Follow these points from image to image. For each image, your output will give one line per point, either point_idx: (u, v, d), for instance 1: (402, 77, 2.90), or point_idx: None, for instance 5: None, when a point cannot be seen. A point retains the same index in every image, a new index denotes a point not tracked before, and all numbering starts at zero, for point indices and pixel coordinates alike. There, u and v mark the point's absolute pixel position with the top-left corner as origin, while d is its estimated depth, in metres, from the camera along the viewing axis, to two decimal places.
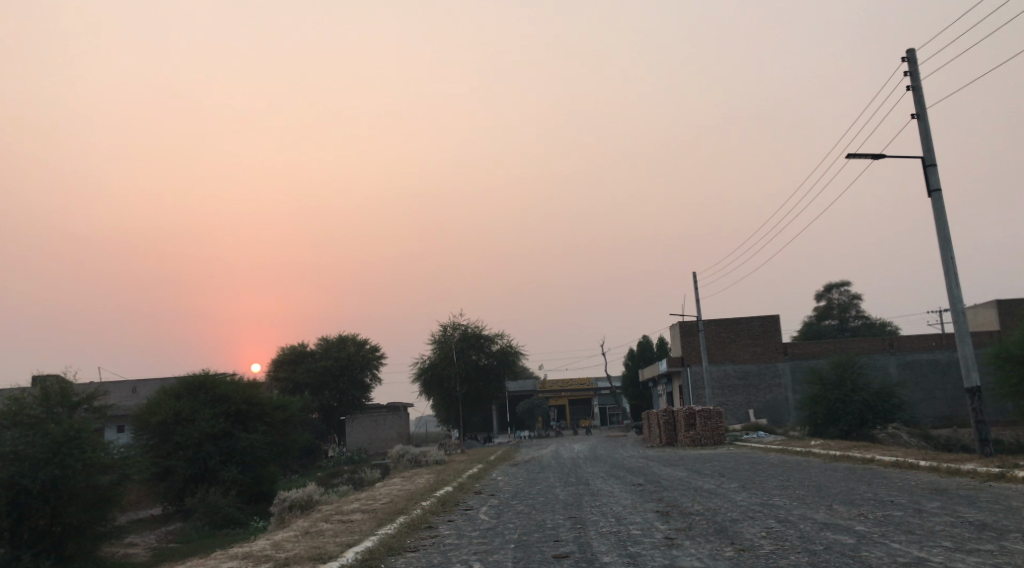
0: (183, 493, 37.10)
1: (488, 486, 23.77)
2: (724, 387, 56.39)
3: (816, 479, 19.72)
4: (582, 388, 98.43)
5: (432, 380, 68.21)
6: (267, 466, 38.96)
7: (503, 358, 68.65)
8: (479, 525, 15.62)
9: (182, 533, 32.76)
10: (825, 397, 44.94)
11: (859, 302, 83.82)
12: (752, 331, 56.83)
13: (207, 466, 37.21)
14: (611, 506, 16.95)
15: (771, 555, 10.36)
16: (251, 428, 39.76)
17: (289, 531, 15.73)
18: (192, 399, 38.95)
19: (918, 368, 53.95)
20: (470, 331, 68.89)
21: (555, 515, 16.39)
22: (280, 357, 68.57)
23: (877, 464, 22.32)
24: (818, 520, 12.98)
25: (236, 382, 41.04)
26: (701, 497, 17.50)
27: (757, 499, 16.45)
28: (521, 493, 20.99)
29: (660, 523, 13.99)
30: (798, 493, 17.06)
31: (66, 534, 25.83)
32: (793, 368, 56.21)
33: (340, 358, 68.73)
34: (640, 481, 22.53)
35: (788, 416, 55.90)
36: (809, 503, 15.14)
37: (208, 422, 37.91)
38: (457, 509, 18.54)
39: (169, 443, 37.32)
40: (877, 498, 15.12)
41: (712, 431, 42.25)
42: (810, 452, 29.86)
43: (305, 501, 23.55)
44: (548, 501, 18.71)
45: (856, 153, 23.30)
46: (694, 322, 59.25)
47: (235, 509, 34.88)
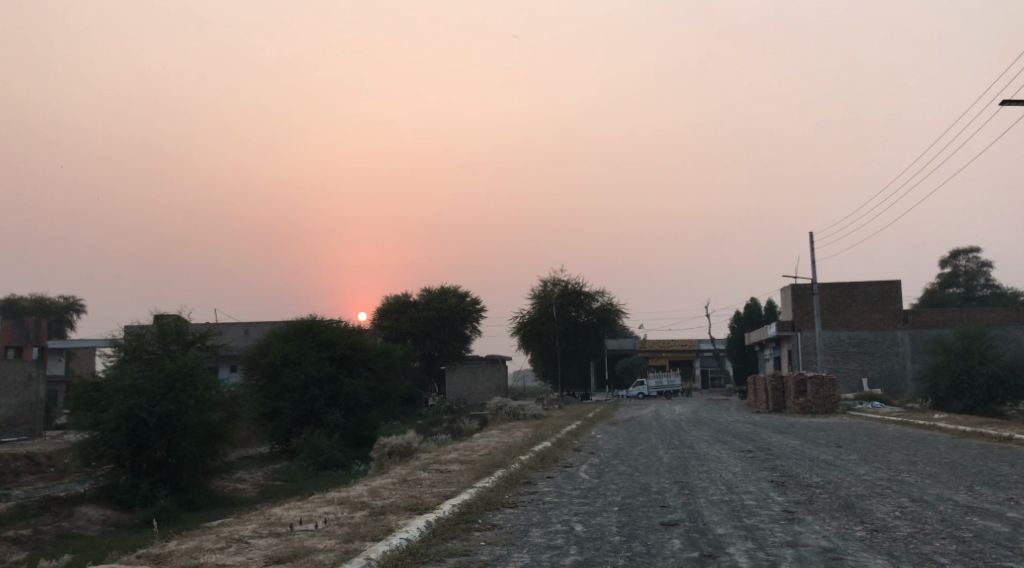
0: (289, 434, 37.65)
1: (589, 443, 22.97)
2: (837, 353, 54.03)
3: (947, 456, 18.23)
4: (684, 349, 96.50)
5: (531, 335, 67.69)
6: (371, 412, 39.13)
7: (603, 316, 67.38)
8: (581, 484, 14.82)
9: (287, 471, 33.20)
10: (949, 368, 42.38)
11: (988, 270, 79.19)
12: (870, 296, 54.16)
13: (313, 408, 37.59)
14: (720, 473, 15.93)
15: (913, 541, 9.22)
16: (355, 373, 39.98)
17: (386, 478, 15.21)
18: (299, 342, 39.33)
19: None
20: (570, 288, 67.76)
21: (659, 479, 15.43)
22: (384, 305, 69.24)
23: (1016, 443, 20.58)
24: (959, 502, 11.73)
25: (342, 328, 41.21)
26: (819, 468, 16.29)
27: (883, 474, 15.14)
28: (623, 453, 20.11)
29: (777, 494, 12.88)
30: (930, 470, 15.70)
31: (180, 466, 26.30)
32: (913, 337, 53.40)
33: (442, 309, 68.88)
34: (749, 447, 21.37)
35: (905, 387, 53.27)
36: (945, 482, 13.81)
37: (314, 366, 38.23)
38: (557, 465, 17.79)
39: (276, 384, 37.87)
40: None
41: (824, 399, 40.41)
42: (934, 426, 28.04)
43: (404, 448, 23.22)
44: (652, 463, 17.75)
45: (1010, 101, 21.24)
46: (807, 285, 56.84)
47: (338, 451, 35.14)
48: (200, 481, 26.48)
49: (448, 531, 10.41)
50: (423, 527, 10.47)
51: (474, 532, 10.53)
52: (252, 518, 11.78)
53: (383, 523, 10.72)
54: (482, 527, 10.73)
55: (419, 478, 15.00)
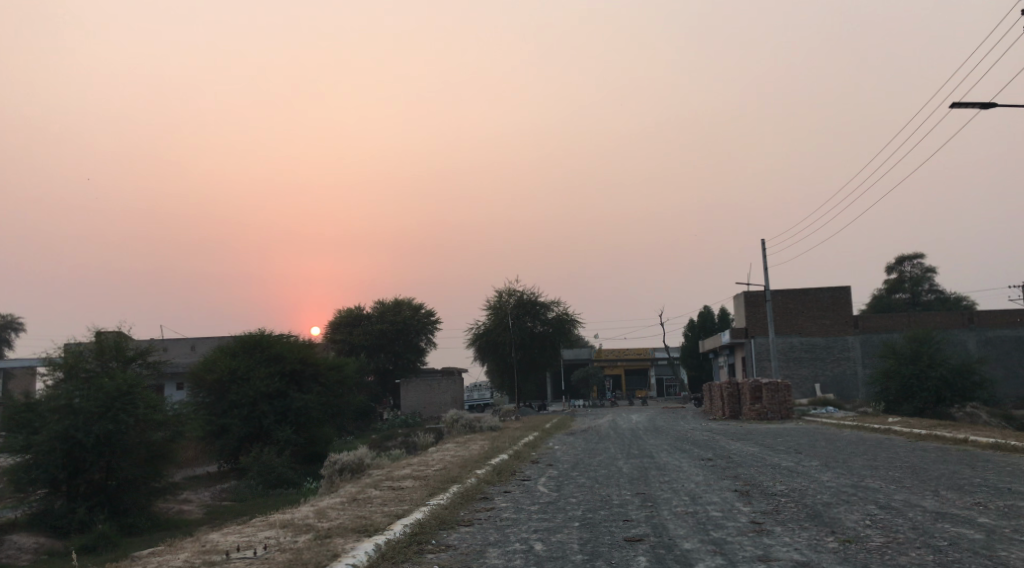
0: (238, 452, 36.56)
1: (546, 455, 22.43)
2: (790, 360, 54.25)
3: (907, 460, 18.04)
4: (639, 358, 96.63)
5: (487, 346, 67.03)
6: (322, 428, 38.18)
7: (559, 326, 67.12)
8: (539, 498, 14.28)
9: (236, 491, 32.22)
10: (899, 372, 42.67)
11: (933, 276, 80.50)
12: (821, 302, 54.50)
13: (262, 425, 36.58)
14: (682, 483, 15.50)
15: (890, 553, 8.82)
16: (306, 389, 38.96)
17: (334, 498, 14.49)
18: (247, 358, 38.27)
19: (998, 344, 51.29)
20: (526, 298, 67.43)
21: (621, 491, 14.92)
22: (337, 318, 68.13)
23: (972, 445, 20.53)
24: (928, 508, 11.44)
25: (292, 342, 40.24)
26: (782, 476, 15.94)
27: (847, 480, 14.83)
28: (581, 464, 19.59)
29: (742, 505, 12.45)
30: (893, 475, 15.43)
31: (120, 489, 25.24)
32: (864, 342, 53.83)
33: (396, 322, 68.04)
34: (709, 455, 21.00)
35: (857, 391, 53.63)
36: (911, 487, 13.55)
37: (263, 381, 37.19)
38: (514, 479, 17.24)
39: (224, 401, 36.78)
40: (990, 485, 13.50)
41: (779, 405, 40.38)
42: (889, 430, 28.03)
43: (356, 464, 22.46)
44: (612, 475, 17.26)
45: (960, 102, 21.53)
46: (760, 292, 57.08)
47: (288, 469, 34.14)
48: (142, 503, 25.41)
49: (397, 554, 9.78)
50: (371, 551, 9.83)
51: (427, 554, 9.91)
52: (187, 546, 10.99)
53: (328, 548, 10.04)
54: (436, 548, 10.11)
55: (368, 499, 14.32)
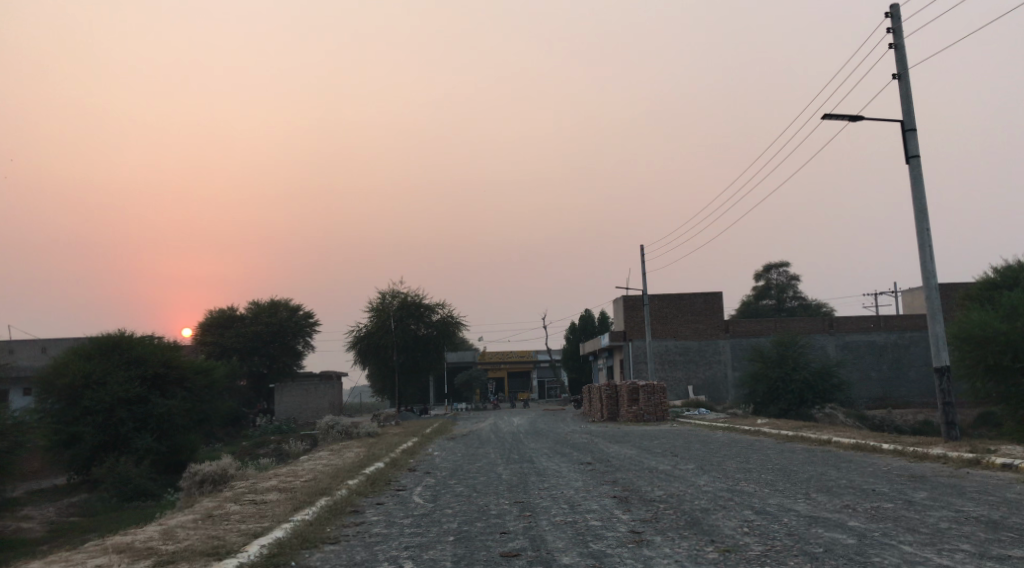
0: (90, 462, 34.54)
1: (423, 462, 21.87)
2: (664, 362, 55.30)
3: (777, 462, 18.32)
4: (520, 361, 96.96)
5: (368, 349, 65.61)
6: (185, 435, 36.53)
7: (443, 329, 66.59)
8: (412, 512, 13.75)
9: (87, 505, 30.43)
10: (766, 375, 43.96)
11: (796, 283, 83.92)
12: (694, 306, 55.75)
13: (118, 433, 34.79)
14: (561, 489, 15.23)
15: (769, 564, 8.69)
16: (169, 395, 37.15)
17: (190, 516, 13.57)
18: (104, 361, 36.19)
19: (855, 348, 53.58)
20: (409, 300, 66.48)
21: (498, 500, 14.52)
22: (209, 319, 65.53)
23: (836, 446, 21.09)
24: (802, 512, 11.47)
25: (154, 344, 38.32)
26: (660, 480, 15.86)
27: (723, 484, 14.87)
28: (459, 471, 19.12)
29: (621, 513, 12.25)
30: (766, 478, 15.57)
31: None
32: (733, 346, 55.35)
33: (271, 324, 66.11)
34: (588, 458, 20.87)
35: (727, 393, 55.11)
36: (784, 491, 13.66)
37: (120, 386, 35.27)
38: (388, 489, 16.63)
39: (76, 408, 34.68)
40: (858, 487, 13.72)
41: (655, 407, 40.94)
42: (759, 431, 28.70)
43: (219, 475, 21.37)
44: (489, 482, 16.88)
45: (828, 113, 22.20)
46: (637, 296, 57.95)
47: (147, 480, 32.60)
48: None
49: None
50: None
51: None
52: None
53: None
54: None
55: (224, 521, 13.49)
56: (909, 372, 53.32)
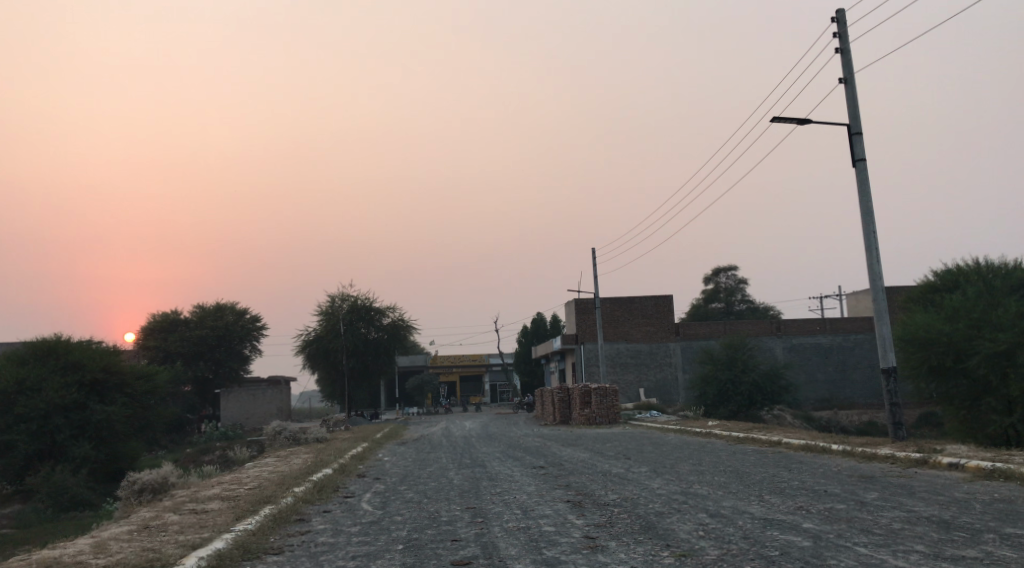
0: (25, 471, 33.53)
1: (373, 468, 21.51)
2: (615, 365, 55.37)
3: (730, 464, 18.28)
4: (472, 364, 96.60)
5: (317, 353, 64.77)
6: (126, 442, 35.66)
7: (393, 332, 66.03)
8: (359, 520, 13.42)
9: (22, 516, 29.53)
10: (716, 377, 44.22)
11: (744, 287, 84.86)
12: (645, 310, 55.97)
13: (55, 440, 33.81)
14: (513, 494, 15.00)
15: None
16: (108, 401, 36.22)
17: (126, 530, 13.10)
18: (39, 367, 35.13)
19: (802, 351, 54.18)
20: (359, 303, 65.84)
21: (449, 506, 14.24)
22: (152, 324, 64.17)
23: (786, 447, 21.15)
24: (755, 515, 11.35)
25: (93, 349, 37.30)
26: (613, 483, 15.70)
27: (677, 487, 14.75)
28: (410, 477, 18.78)
29: (574, 518, 12.05)
30: (718, 480, 15.50)
31: None
32: (684, 348, 55.65)
33: (218, 328, 64.97)
34: (540, 462, 20.68)
35: (677, 396, 55.39)
36: (737, 493, 13.58)
37: (57, 392, 34.26)
38: (335, 497, 16.27)
39: (9, 415, 33.62)
40: (810, 488, 13.68)
41: (607, 410, 40.90)
42: (710, 433, 28.76)
43: (159, 484, 20.80)
44: (440, 488, 16.58)
45: (776, 117, 22.26)
46: (589, 299, 58.00)
47: (85, 489, 31.75)
48: None
49: None
50: None
51: None
52: None
53: None
54: None
55: (162, 535, 13.02)
56: (854, 374, 54.08)
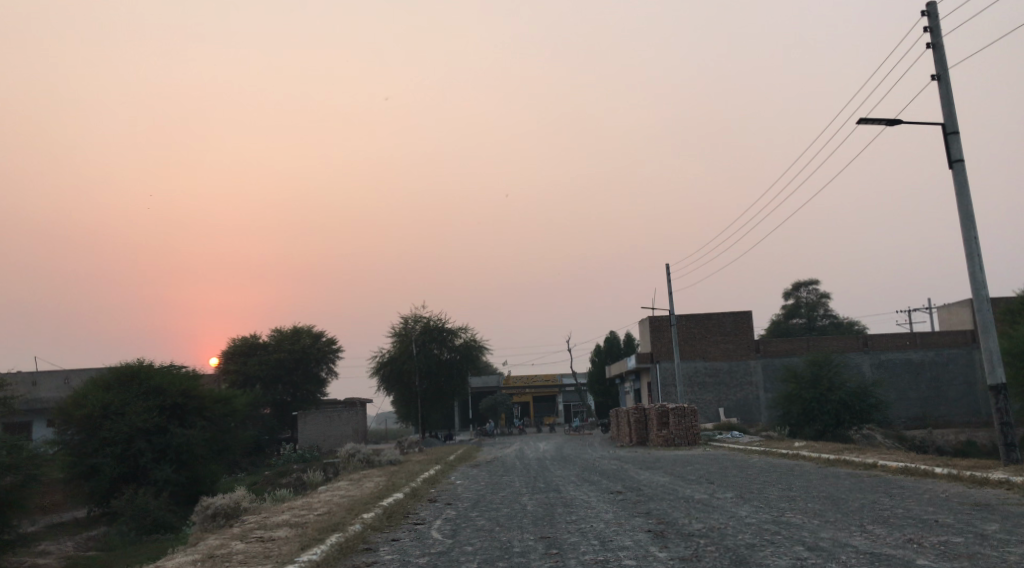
0: (109, 494, 33.81)
1: (445, 492, 20.82)
2: (694, 385, 53.83)
3: (823, 489, 17.05)
4: (547, 385, 95.67)
5: (391, 375, 64.66)
6: (205, 465, 35.77)
7: (466, 352, 65.68)
8: (428, 550, 12.67)
9: (105, 539, 29.70)
10: (800, 396, 42.48)
11: (826, 302, 82.24)
12: (723, 326, 54.42)
13: (137, 464, 34.00)
14: (589, 522, 14.09)
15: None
16: (188, 424, 36.30)
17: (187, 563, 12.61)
18: (122, 391, 35.38)
19: (891, 367, 51.89)
20: (431, 324, 65.61)
21: (522, 535, 13.38)
22: (231, 347, 64.89)
23: (883, 470, 19.80)
24: (858, 547, 10.28)
25: (173, 373, 37.50)
26: (697, 511, 14.66)
27: (767, 516, 13.65)
28: (482, 503, 17.98)
29: (657, 550, 11.09)
30: (813, 507, 14.34)
31: None
32: (765, 366, 53.85)
33: (295, 351, 65.43)
34: (619, 486, 19.72)
35: (759, 415, 53.54)
36: (836, 522, 12.44)
37: (140, 416, 34.47)
38: (404, 524, 15.57)
39: (94, 439, 33.95)
40: (917, 517, 12.46)
41: (686, 430, 39.53)
42: (797, 455, 27.34)
43: (231, 508, 20.39)
44: (513, 515, 15.73)
45: (863, 118, 21.04)
46: (665, 317, 56.66)
47: (166, 511, 31.81)
48: None
49: None
50: None
51: None
52: None
53: None
54: None
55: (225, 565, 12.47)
56: (947, 392, 51.56)
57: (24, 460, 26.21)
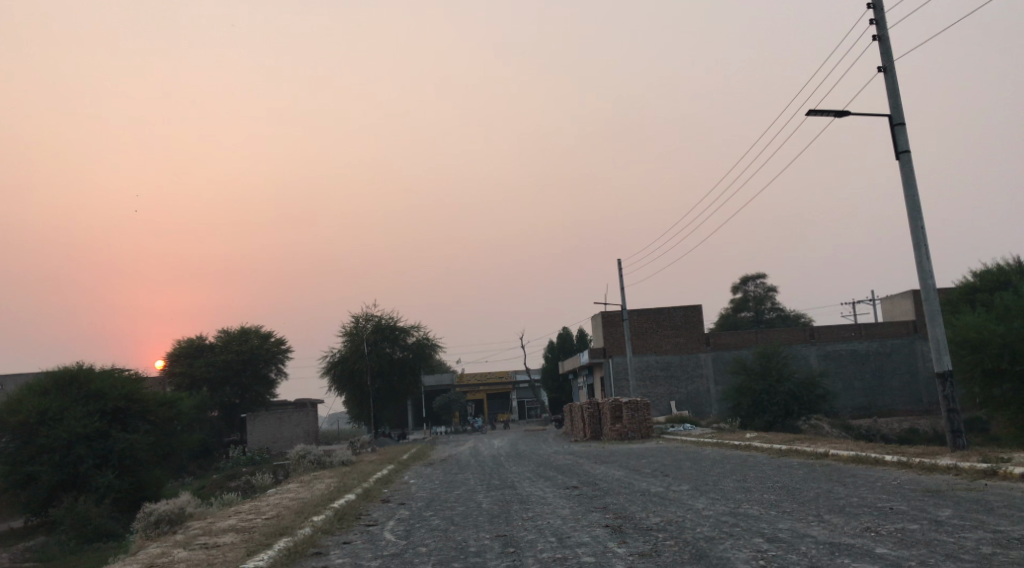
0: (48, 502, 32.82)
1: (398, 492, 20.48)
2: (646, 378, 54.04)
3: (778, 480, 17.03)
4: (499, 382, 95.51)
5: (342, 375, 63.87)
6: (149, 470, 34.92)
7: (418, 351, 65.24)
8: (381, 552, 12.35)
9: (45, 548, 28.81)
10: (750, 388, 42.84)
11: (774, 295, 83.32)
12: (674, 320, 54.68)
13: (77, 470, 33.04)
14: (546, 519, 13.89)
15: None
16: (131, 428, 35.35)
17: None
18: (61, 396, 34.36)
19: (838, 358, 52.63)
20: (383, 323, 64.95)
21: (478, 534, 13.12)
22: (177, 349, 63.55)
23: (834, 459, 19.90)
24: (817, 537, 10.22)
25: (114, 376, 36.50)
26: (654, 505, 14.53)
27: (724, 508, 13.56)
28: (436, 502, 17.69)
29: (615, 546, 10.92)
30: (768, 498, 14.30)
31: None
32: (715, 359, 54.29)
33: (243, 353, 64.34)
34: (574, 481, 19.56)
35: (710, 408, 53.98)
36: (793, 512, 12.40)
37: (80, 422, 33.48)
38: (356, 526, 15.22)
39: (32, 446, 32.92)
40: (873, 506, 12.45)
41: (639, 424, 39.58)
42: (749, 446, 27.46)
43: (176, 515, 19.85)
44: (468, 513, 15.47)
45: (812, 110, 21.13)
46: (616, 312, 56.76)
47: (109, 519, 30.94)
48: None
49: None
50: None
51: None
52: None
53: None
54: None
55: None
56: (892, 381, 52.45)
57: None
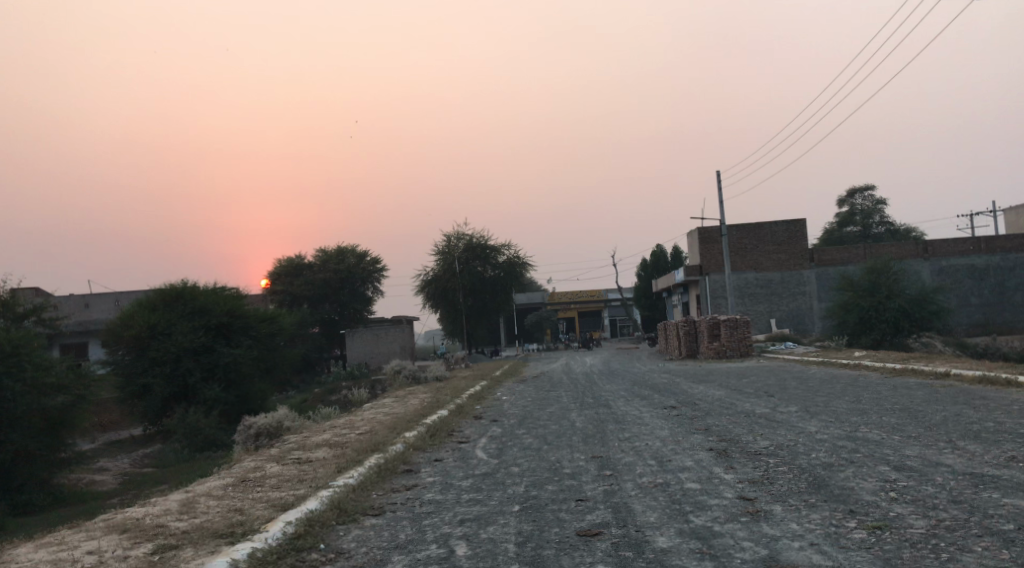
0: (162, 413, 33.79)
1: (491, 409, 19.96)
2: (745, 296, 52.38)
3: (897, 401, 15.78)
4: (593, 299, 94.73)
5: (436, 293, 64.00)
6: (254, 383, 35.55)
7: (511, 270, 64.71)
8: (472, 471, 11.72)
9: (159, 456, 29.66)
10: (857, 304, 40.89)
11: (883, 208, 79.45)
12: (775, 236, 52.56)
13: (187, 383, 33.80)
14: (645, 440, 13.05)
15: (945, 554, 6.54)
16: (235, 343, 35.92)
17: (213, 490, 11.85)
18: (168, 312, 35.04)
19: (952, 274, 49.85)
20: (475, 242, 64.51)
21: (573, 455, 12.38)
22: (277, 268, 64.62)
23: (958, 380, 18.44)
24: (951, 467, 9.12)
25: (217, 293, 37.01)
26: (762, 427, 13.55)
27: (840, 432, 12.48)
28: (529, 419, 17.07)
29: (723, 472, 10.01)
30: (890, 421, 13.16)
31: (20, 460, 23.19)
32: (819, 276, 52.08)
33: (340, 271, 64.96)
34: (673, 401, 18.64)
35: (813, 326, 52.08)
36: (920, 438, 11.27)
37: (186, 336, 34.13)
38: (448, 443, 14.67)
39: (143, 359, 33.79)
40: (1013, 431, 11.17)
41: (739, 342, 38.30)
42: (860, 364, 26.01)
43: (274, 428, 19.85)
44: (562, 432, 14.77)
45: None
46: (714, 228, 54.88)
47: (217, 430, 31.64)
48: (47, 475, 23.51)
49: None
50: None
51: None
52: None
53: None
54: (324, 559, 8.08)
55: (256, 490, 11.64)
56: (1012, 297, 49.54)
57: (74, 381, 25.88)
